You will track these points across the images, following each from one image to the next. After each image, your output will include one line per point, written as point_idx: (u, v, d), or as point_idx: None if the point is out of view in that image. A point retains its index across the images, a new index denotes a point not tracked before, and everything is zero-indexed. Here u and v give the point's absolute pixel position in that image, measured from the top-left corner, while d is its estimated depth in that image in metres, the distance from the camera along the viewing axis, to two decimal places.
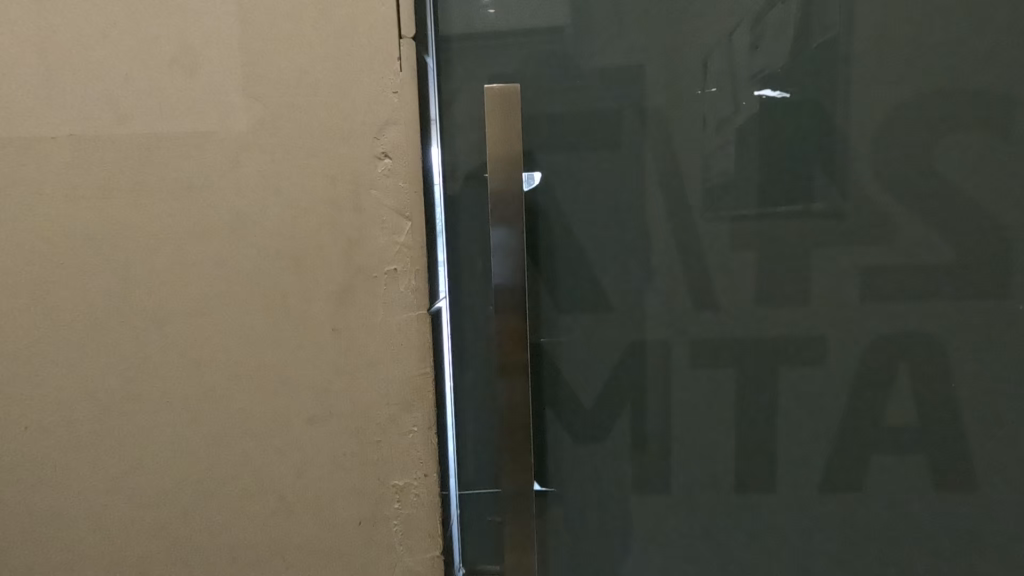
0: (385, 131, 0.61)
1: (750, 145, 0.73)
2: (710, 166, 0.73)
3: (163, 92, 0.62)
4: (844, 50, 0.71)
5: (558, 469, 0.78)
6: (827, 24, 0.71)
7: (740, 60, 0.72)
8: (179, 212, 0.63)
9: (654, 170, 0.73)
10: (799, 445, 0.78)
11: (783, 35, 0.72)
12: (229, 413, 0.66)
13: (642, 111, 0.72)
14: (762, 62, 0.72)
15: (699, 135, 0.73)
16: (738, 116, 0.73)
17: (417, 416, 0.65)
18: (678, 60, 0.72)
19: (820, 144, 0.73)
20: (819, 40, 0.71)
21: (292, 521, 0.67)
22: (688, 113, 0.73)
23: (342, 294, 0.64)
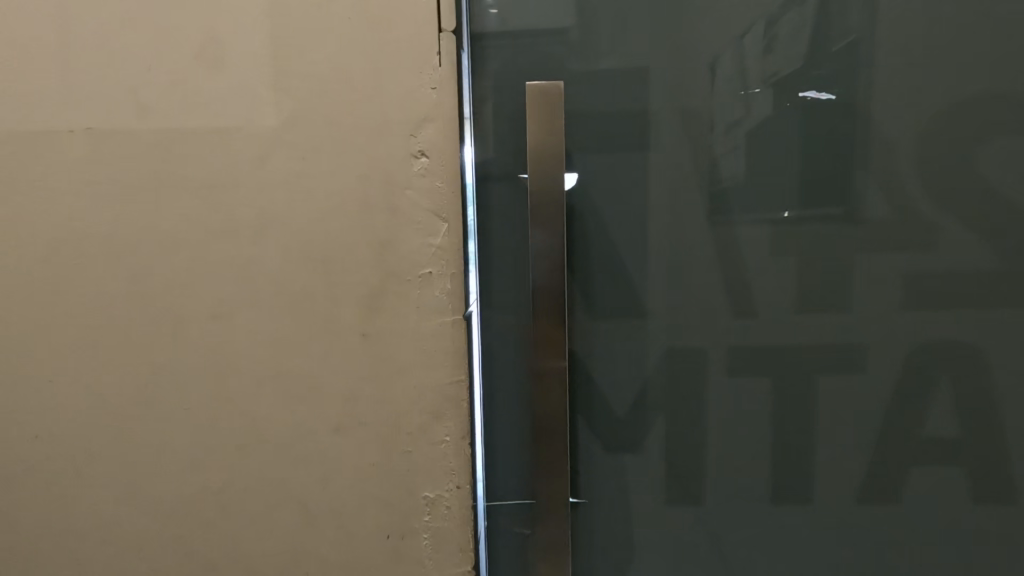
0: (422, 129, 0.59)
1: (767, 152, 0.69)
2: (719, 170, 0.69)
3: (185, 85, 0.58)
4: (865, 56, 0.68)
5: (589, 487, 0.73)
6: (847, 27, 0.68)
7: (751, 61, 0.68)
8: (202, 210, 0.60)
9: (660, 179, 0.69)
10: (841, 462, 0.72)
11: (799, 38, 0.68)
12: (250, 421, 0.63)
13: (656, 113, 0.68)
14: (775, 65, 0.68)
15: (705, 138, 0.68)
16: (748, 120, 0.69)
17: (450, 426, 0.63)
18: (686, 61, 0.67)
19: (847, 150, 0.69)
20: (839, 44, 0.68)
21: (316, 534, 0.65)
22: (694, 114, 0.68)
23: (373, 298, 0.61)
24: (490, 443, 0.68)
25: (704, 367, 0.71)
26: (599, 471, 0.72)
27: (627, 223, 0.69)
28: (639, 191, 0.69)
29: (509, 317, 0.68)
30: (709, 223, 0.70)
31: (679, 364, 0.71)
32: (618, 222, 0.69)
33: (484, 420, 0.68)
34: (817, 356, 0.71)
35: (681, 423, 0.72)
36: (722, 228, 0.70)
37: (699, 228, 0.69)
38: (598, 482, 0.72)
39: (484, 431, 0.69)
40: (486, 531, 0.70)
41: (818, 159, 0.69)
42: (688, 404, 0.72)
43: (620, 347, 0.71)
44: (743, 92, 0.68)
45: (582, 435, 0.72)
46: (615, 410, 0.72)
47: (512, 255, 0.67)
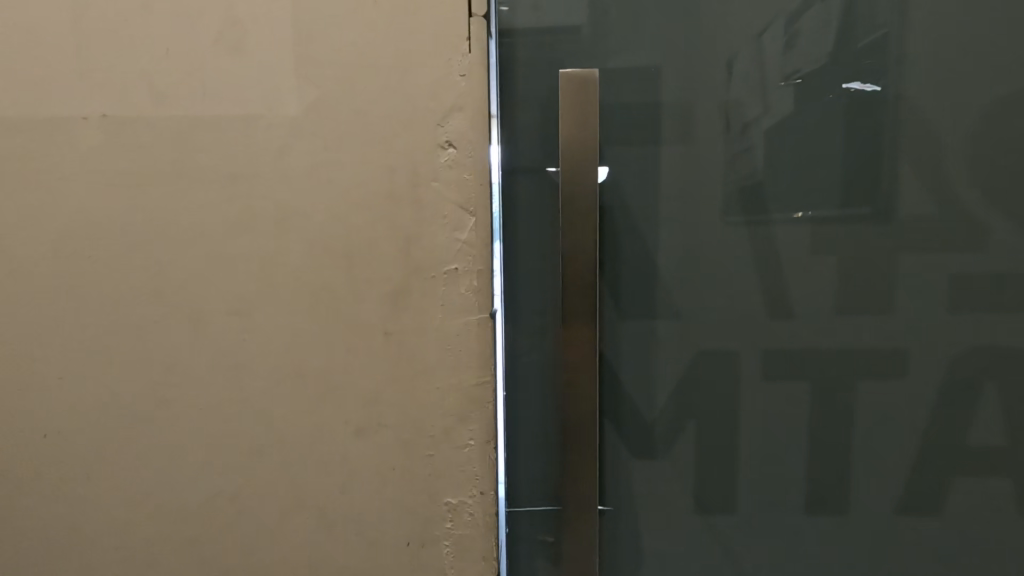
0: (449, 118, 0.56)
1: (790, 148, 0.66)
2: (753, 165, 0.66)
3: (205, 71, 0.56)
4: (894, 51, 0.65)
5: (616, 494, 0.70)
6: (876, 23, 0.65)
7: (770, 58, 0.65)
8: (221, 202, 0.58)
9: (676, 175, 0.66)
10: (880, 471, 0.69)
11: (821, 35, 0.65)
12: (267, 421, 0.61)
13: (684, 108, 0.65)
14: (796, 62, 0.65)
15: (719, 138, 0.65)
16: (768, 117, 0.65)
17: (474, 429, 0.60)
18: (700, 60, 0.65)
19: (880, 147, 0.66)
20: (865, 40, 0.65)
21: (334, 539, 0.62)
22: (711, 112, 0.65)
23: (396, 295, 0.59)
24: (513, 448, 0.66)
25: (737, 372, 0.68)
26: (626, 478, 0.69)
27: (659, 220, 0.66)
28: (671, 188, 0.66)
29: (536, 317, 0.65)
30: (745, 221, 0.66)
31: (711, 368, 0.68)
32: (650, 218, 0.66)
33: (507, 424, 0.66)
34: (856, 363, 0.68)
35: (712, 428, 0.69)
36: (759, 227, 0.67)
37: (735, 227, 0.66)
38: (625, 488, 0.70)
39: (507, 435, 0.66)
40: (509, 539, 0.67)
41: (852, 155, 0.66)
42: (719, 410, 0.69)
43: (648, 350, 0.68)
44: (783, 83, 0.65)
45: (609, 441, 0.69)
46: (644, 414, 0.69)
47: (540, 252, 0.64)
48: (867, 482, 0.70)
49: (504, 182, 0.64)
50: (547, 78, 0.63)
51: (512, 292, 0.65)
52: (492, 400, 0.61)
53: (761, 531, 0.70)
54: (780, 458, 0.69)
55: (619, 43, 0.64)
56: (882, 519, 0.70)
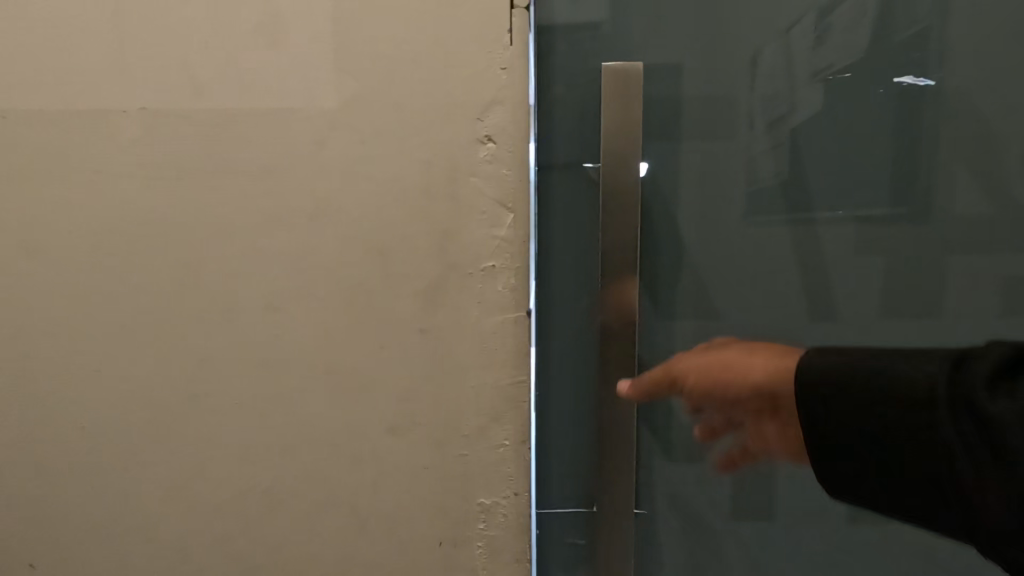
0: (489, 112, 0.55)
1: (824, 150, 0.64)
2: (798, 162, 0.64)
3: (243, 64, 0.56)
4: (935, 45, 0.62)
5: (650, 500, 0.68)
6: (916, 16, 0.62)
7: (799, 53, 0.62)
8: (259, 197, 0.58)
9: (702, 176, 0.64)
10: None
11: (854, 30, 0.62)
12: (302, 417, 0.61)
13: (724, 103, 0.63)
14: (827, 59, 0.63)
15: (743, 135, 0.63)
16: (795, 116, 0.63)
17: (509, 429, 0.59)
18: (724, 57, 0.62)
19: (922, 146, 0.64)
20: (905, 35, 0.62)
21: (365, 538, 0.62)
22: (737, 109, 0.63)
23: (432, 292, 0.58)
24: (545, 449, 0.65)
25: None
26: (661, 481, 0.68)
27: (699, 218, 0.64)
28: (710, 184, 0.64)
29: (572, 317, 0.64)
30: (790, 220, 0.65)
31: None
32: (690, 215, 0.64)
33: (539, 425, 0.65)
34: None
35: None
36: (803, 227, 0.64)
37: (777, 226, 0.65)
38: (660, 492, 0.68)
39: (540, 436, 0.66)
40: (540, 540, 0.67)
41: (891, 157, 0.64)
42: None
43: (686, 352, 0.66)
44: (831, 77, 0.63)
45: (644, 444, 0.67)
46: (681, 417, 0.67)
47: (576, 250, 0.63)
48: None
49: (540, 177, 0.63)
50: (587, 72, 0.62)
51: (546, 291, 0.64)
52: (528, 400, 0.60)
53: (800, 537, 0.69)
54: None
55: (645, 38, 0.62)
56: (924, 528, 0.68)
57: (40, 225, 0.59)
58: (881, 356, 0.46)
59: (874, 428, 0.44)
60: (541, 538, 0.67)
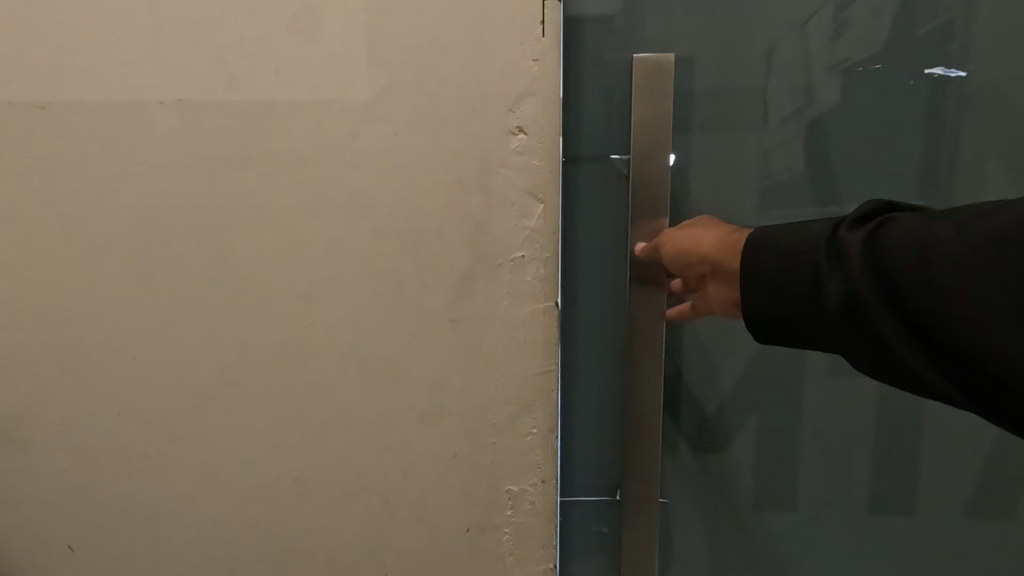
0: (521, 104, 0.55)
1: (849, 142, 0.63)
2: (824, 155, 0.64)
3: (278, 56, 0.56)
4: (962, 36, 0.62)
5: (674, 488, 0.69)
6: (940, 8, 0.62)
7: (816, 47, 0.62)
8: (294, 188, 0.59)
9: (721, 167, 0.64)
10: (948, 470, 0.67)
11: (873, 22, 0.62)
12: (333, 405, 0.62)
13: (750, 96, 0.63)
14: (844, 53, 0.62)
15: (756, 128, 0.63)
16: (812, 109, 0.63)
17: (537, 418, 0.60)
18: (737, 52, 0.62)
19: (946, 138, 0.63)
20: (926, 27, 0.62)
21: (395, 523, 0.63)
22: (753, 102, 0.63)
23: (462, 282, 0.58)
24: (570, 441, 0.67)
25: (802, 366, 0.66)
26: (684, 471, 0.69)
27: (726, 210, 0.65)
28: (732, 177, 0.64)
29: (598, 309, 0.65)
30: (818, 213, 0.65)
31: (775, 362, 0.66)
32: (716, 207, 0.65)
33: (565, 417, 0.66)
34: None
35: (775, 420, 0.68)
36: (830, 218, 0.65)
37: (804, 219, 0.65)
38: (683, 480, 0.69)
39: (566, 427, 0.67)
40: (564, 529, 0.68)
41: (917, 149, 0.63)
42: (782, 403, 0.67)
43: (712, 342, 0.66)
44: (861, 68, 0.63)
45: (668, 433, 0.68)
46: (706, 406, 0.68)
47: (603, 243, 0.64)
48: (939, 480, 0.67)
49: (566, 170, 0.63)
50: (617, 63, 0.62)
51: (573, 285, 0.65)
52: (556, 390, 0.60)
53: (823, 528, 0.69)
54: (846, 455, 0.68)
55: (663, 30, 0.62)
56: (948, 518, 0.68)
57: (79, 215, 0.60)
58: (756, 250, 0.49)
59: (770, 292, 0.48)
60: (565, 528, 0.68)
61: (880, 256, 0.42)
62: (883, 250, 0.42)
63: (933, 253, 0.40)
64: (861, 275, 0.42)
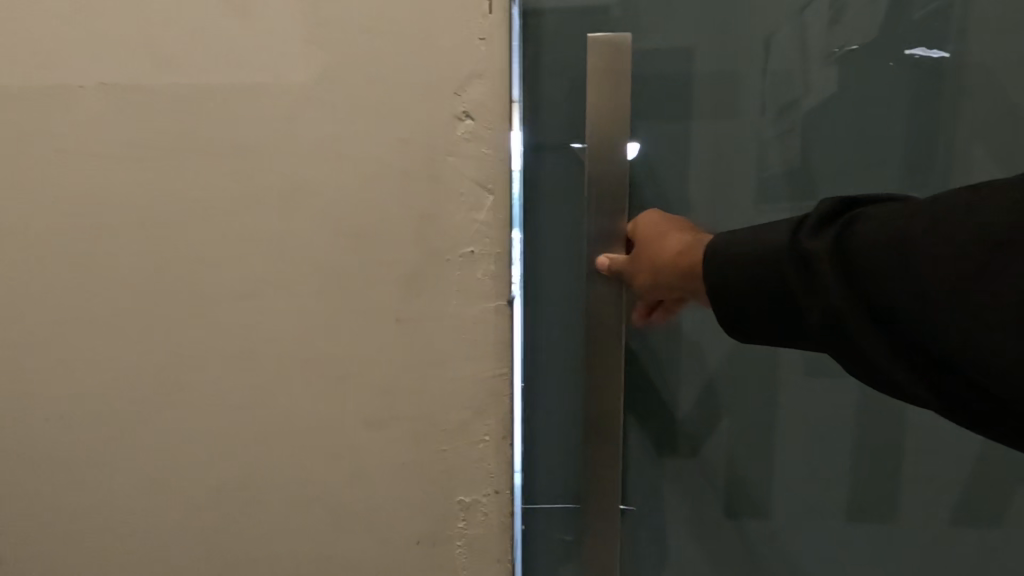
0: (468, 87, 0.51)
1: (825, 131, 0.60)
2: (805, 145, 0.60)
3: (208, 35, 0.52)
4: (946, 16, 0.58)
5: (642, 495, 0.65)
6: None
7: (813, 33, 0.59)
8: (227, 179, 0.54)
9: (691, 157, 0.60)
10: (930, 476, 0.64)
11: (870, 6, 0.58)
12: (273, 410, 0.58)
13: (720, 81, 0.59)
14: (841, 40, 0.59)
15: (752, 122, 0.60)
16: (809, 100, 0.59)
17: (490, 424, 0.56)
18: (731, 40, 0.59)
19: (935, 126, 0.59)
20: (924, 10, 0.58)
21: (342, 536, 0.59)
22: (748, 93, 0.59)
23: (408, 280, 0.54)
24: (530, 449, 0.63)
25: (777, 366, 0.63)
26: (653, 476, 0.65)
27: (696, 202, 0.61)
28: (703, 168, 0.60)
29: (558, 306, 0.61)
30: (794, 206, 0.61)
31: (748, 362, 0.63)
32: (685, 199, 0.61)
33: (524, 423, 0.63)
34: None
35: (749, 424, 0.64)
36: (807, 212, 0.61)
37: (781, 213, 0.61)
38: (651, 486, 0.65)
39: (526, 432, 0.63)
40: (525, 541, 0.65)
41: (898, 136, 0.59)
42: (757, 406, 0.64)
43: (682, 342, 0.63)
44: (838, 50, 0.58)
45: (636, 437, 0.64)
46: (677, 409, 0.64)
47: (565, 236, 0.60)
48: (921, 486, 0.64)
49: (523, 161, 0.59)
50: (575, 44, 0.58)
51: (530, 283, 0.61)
52: (510, 393, 0.57)
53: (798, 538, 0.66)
54: (823, 462, 0.64)
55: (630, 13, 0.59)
56: (930, 527, 0.65)
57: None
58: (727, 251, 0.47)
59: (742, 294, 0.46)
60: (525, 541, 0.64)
61: (850, 265, 0.40)
62: (852, 256, 0.40)
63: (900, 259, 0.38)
64: (834, 287, 0.40)
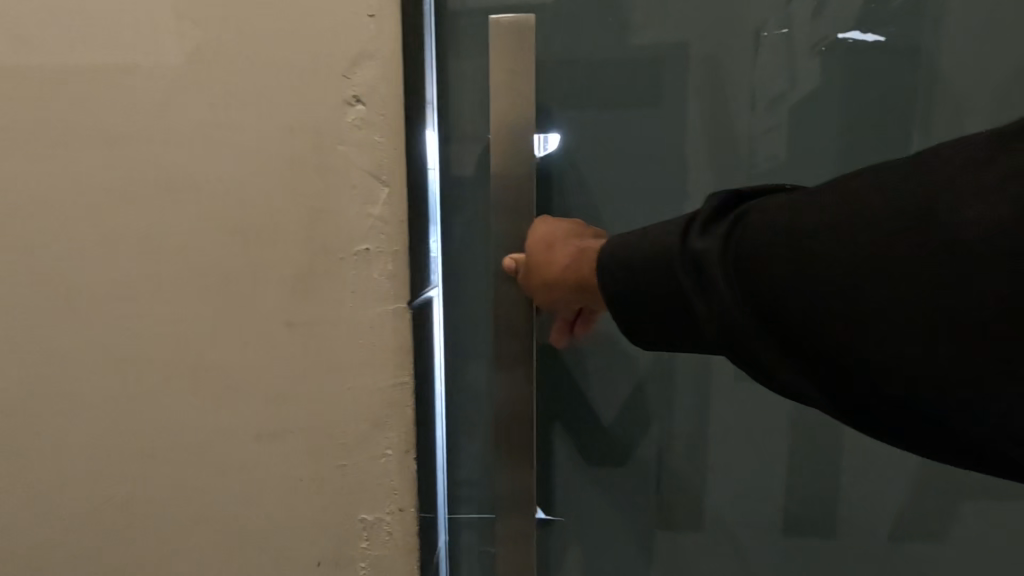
0: (357, 68, 0.47)
1: (757, 120, 0.57)
2: (757, 143, 0.57)
3: (73, 10, 0.48)
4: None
5: (569, 503, 0.62)
6: None
7: (797, 22, 0.55)
8: (100, 170, 0.50)
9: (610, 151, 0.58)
10: (870, 488, 0.60)
11: None
12: (158, 421, 0.53)
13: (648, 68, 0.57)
14: (824, 29, 0.55)
15: (737, 117, 0.57)
16: (794, 93, 0.56)
17: (391, 436, 0.52)
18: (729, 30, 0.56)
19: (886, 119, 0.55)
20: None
21: (236, 558, 0.55)
22: (733, 87, 0.56)
23: (299, 280, 0.50)
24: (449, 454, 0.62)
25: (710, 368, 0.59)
26: (579, 485, 0.61)
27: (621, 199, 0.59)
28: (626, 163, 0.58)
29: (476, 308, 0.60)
30: None
31: (678, 366, 0.59)
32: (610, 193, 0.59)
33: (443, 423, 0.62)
34: None
35: (680, 431, 0.60)
36: None
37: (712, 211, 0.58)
38: (577, 495, 0.62)
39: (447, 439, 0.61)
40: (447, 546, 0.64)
41: (834, 124, 0.56)
42: (688, 412, 0.60)
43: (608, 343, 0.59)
44: (806, 38, 0.55)
45: (559, 444, 0.61)
46: (602, 413, 0.60)
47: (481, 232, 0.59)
48: (861, 498, 0.60)
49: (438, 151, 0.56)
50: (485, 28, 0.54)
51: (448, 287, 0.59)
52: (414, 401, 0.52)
53: (734, 552, 0.62)
54: (758, 473, 0.60)
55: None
56: (870, 540, 0.61)
57: None
58: (624, 252, 0.44)
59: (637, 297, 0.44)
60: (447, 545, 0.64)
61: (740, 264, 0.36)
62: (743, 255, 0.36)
63: (786, 247, 0.35)
64: (724, 289, 0.37)
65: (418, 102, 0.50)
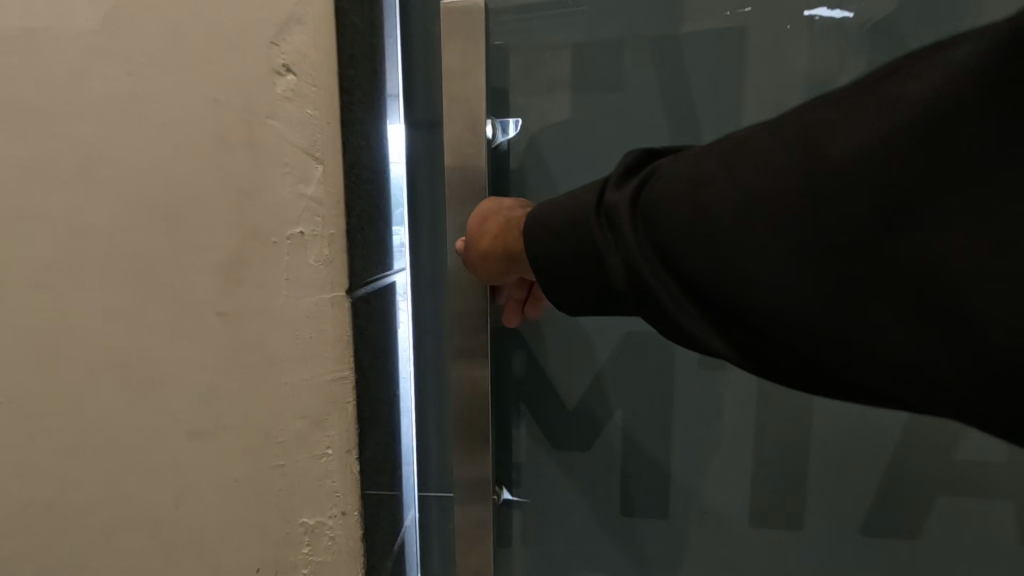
0: (287, 34, 0.43)
1: (711, 109, 0.62)
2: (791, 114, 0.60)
3: None
4: None
5: (530, 466, 0.74)
6: None
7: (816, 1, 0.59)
8: (9, 144, 0.45)
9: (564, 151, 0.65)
10: (796, 457, 0.68)
11: None
12: (85, 419, 0.49)
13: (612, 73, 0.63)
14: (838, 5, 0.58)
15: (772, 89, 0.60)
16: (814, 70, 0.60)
17: (334, 435, 0.49)
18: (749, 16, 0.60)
19: None
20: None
21: (172, 563, 0.51)
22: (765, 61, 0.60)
23: (230, 266, 0.46)
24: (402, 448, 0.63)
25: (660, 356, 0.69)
26: (543, 449, 0.73)
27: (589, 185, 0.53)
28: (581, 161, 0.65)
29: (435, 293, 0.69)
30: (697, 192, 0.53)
31: None
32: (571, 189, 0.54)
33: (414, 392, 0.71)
34: None
35: (631, 410, 0.71)
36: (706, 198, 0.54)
37: None
38: (541, 459, 0.73)
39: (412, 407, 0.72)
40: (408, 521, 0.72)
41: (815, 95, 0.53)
42: (638, 392, 0.70)
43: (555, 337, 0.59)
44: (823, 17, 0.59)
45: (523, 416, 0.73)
46: (562, 392, 0.72)
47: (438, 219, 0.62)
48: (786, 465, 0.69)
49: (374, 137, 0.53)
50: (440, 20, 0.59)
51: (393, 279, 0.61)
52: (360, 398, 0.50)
53: (672, 509, 0.72)
54: (704, 440, 0.70)
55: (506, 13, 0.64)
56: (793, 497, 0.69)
57: None
58: (543, 215, 0.51)
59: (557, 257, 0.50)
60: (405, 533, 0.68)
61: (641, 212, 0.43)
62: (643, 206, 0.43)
63: (681, 191, 0.41)
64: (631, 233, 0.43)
65: (356, 74, 0.47)
